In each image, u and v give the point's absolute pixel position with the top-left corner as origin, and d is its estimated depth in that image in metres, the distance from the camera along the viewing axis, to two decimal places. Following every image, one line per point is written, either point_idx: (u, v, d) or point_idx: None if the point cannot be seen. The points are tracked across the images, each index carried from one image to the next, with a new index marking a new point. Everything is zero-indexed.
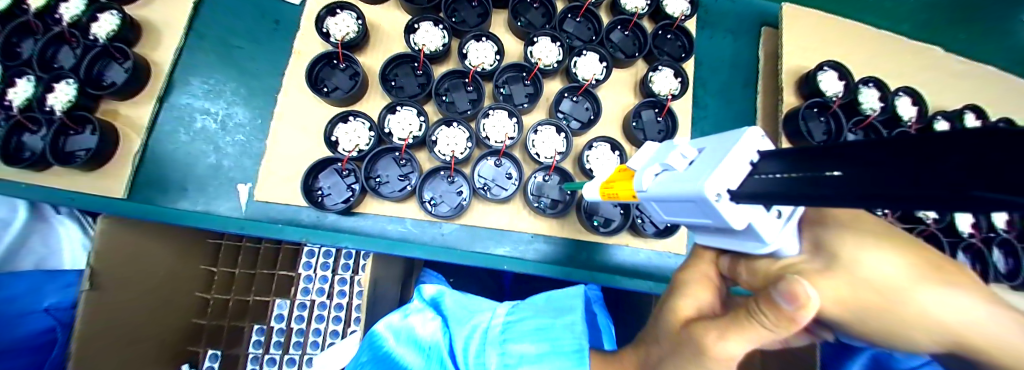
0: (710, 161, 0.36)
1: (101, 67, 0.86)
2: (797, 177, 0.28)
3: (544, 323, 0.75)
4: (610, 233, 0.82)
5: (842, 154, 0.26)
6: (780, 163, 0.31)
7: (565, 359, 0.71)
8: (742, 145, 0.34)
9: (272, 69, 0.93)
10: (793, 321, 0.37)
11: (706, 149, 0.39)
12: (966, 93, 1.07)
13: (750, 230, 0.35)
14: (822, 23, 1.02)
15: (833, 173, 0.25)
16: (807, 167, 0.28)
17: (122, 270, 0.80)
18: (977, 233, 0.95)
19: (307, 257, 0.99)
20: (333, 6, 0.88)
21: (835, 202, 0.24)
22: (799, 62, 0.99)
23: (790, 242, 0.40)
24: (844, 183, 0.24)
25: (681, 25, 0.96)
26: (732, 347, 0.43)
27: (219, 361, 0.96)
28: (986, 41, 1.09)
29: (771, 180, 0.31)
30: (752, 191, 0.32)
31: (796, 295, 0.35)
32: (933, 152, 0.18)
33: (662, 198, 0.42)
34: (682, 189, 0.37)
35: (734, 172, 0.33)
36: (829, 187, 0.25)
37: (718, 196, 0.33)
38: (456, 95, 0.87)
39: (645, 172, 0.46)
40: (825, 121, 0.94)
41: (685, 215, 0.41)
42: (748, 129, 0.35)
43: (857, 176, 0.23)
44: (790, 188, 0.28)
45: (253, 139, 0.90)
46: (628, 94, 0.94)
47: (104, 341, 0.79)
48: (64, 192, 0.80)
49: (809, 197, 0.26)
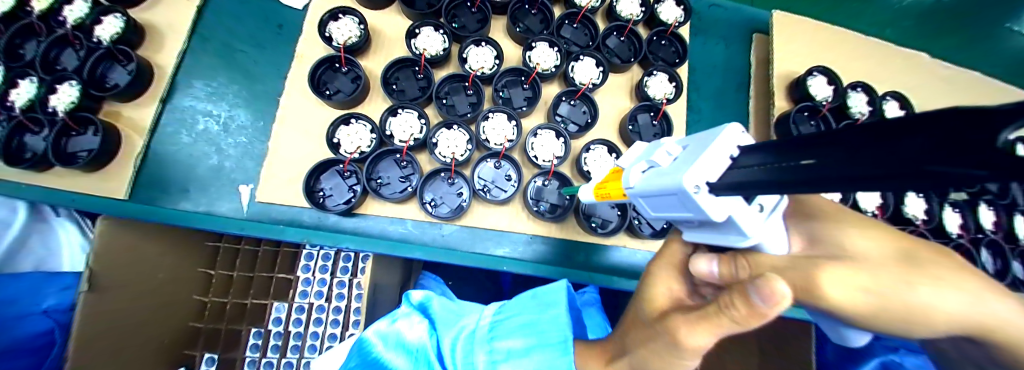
0: (691, 156, 0.38)
1: (105, 70, 0.87)
2: (777, 167, 0.29)
3: (531, 318, 0.73)
4: (608, 234, 0.85)
5: (817, 142, 0.27)
6: (757, 156, 0.33)
7: (551, 351, 0.70)
8: (722, 140, 0.36)
9: (274, 72, 0.94)
10: (763, 317, 0.36)
11: (690, 146, 0.41)
12: (954, 97, 1.10)
13: (731, 222, 0.36)
14: (812, 30, 1.05)
15: (806, 161, 0.27)
16: (781, 157, 0.30)
17: (120, 271, 0.80)
18: (965, 234, 0.99)
19: (306, 259, 0.98)
20: (335, 11, 0.89)
21: (814, 188, 0.26)
22: (789, 67, 1.02)
23: (773, 237, 0.42)
24: (821, 168, 0.25)
25: (675, 31, 0.99)
26: (697, 337, 0.44)
27: (216, 364, 0.95)
28: (972, 48, 1.22)
29: (748, 171, 0.32)
30: (730, 183, 0.33)
31: (771, 293, 0.33)
32: (902, 135, 0.20)
33: (648, 193, 0.43)
34: (664, 183, 0.39)
35: (712, 164, 0.35)
36: (806, 173, 0.26)
37: (697, 188, 0.35)
38: (456, 98, 0.89)
39: (632, 169, 0.47)
40: (816, 125, 0.97)
41: (670, 210, 0.43)
42: (726, 125, 0.37)
43: (829, 162, 0.25)
44: (770, 176, 0.29)
45: (256, 141, 0.90)
46: (624, 98, 0.97)
47: (99, 343, 0.78)
48: (65, 192, 0.81)
49: (788, 184, 0.28)
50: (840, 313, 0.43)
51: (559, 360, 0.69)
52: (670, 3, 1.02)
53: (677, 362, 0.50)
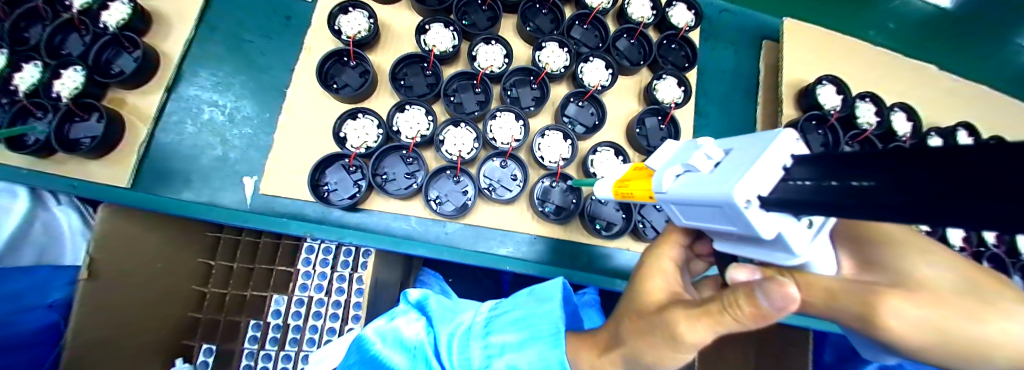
0: (740, 166, 0.35)
1: (111, 56, 0.87)
2: (832, 185, 0.27)
3: (522, 313, 0.72)
4: (611, 236, 0.86)
5: (888, 164, 0.24)
6: (813, 170, 0.30)
7: (542, 344, 0.69)
8: (777, 147, 0.33)
9: (283, 65, 0.94)
10: (765, 318, 0.38)
11: (736, 151, 0.39)
12: (959, 111, 1.11)
13: (780, 239, 0.36)
14: (824, 39, 1.05)
15: (863, 182, 0.25)
16: (840, 176, 0.27)
17: (121, 259, 0.79)
18: (967, 247, 0.99)
19: (307, 253, 0.96)
20: (345, 5, 0.89)
21: (868, 212, 0.24)
22: (798, 75, 1.02)
23: (820, 253, 0.40)
24: (885, 192, 0.23)
25: (685, 36, 0.99)
26: (696, 333, 0.44)
27: (214, 356, 0.95)
28: (968, 54, 1.19)
29: (803, 187, 0.30)
30: (781, 199, 0.31)
31: (785, 297, 0.36)
32: (988, 164, 0.18)
33: (683, 200, 0.43)
34: (710, 192, 0.36)
35: (766, 176, 0.33)
36: (863, 195, 0.24)
37: (747, 203, 0.33)
38: (465, 96, 0.89)
39: (664, 173, 0.47)
40: (823, 134, 0.97)
41: (708, 220, 0.41)
42: (782, 131, 0.34)
43: (894, 185, 0.23)
44: (822, 194, 0.27)
45: (261, 133, 0.90)
46: (633, 100, 0.96)
47: (97, 331, 0.77)
48: (63, 178, 0.80)
49: (839, 205, 0.26)
50: (847, 318, 0.43)
51: (550, 352, 0.68)
52: (681, 7, 1.02)
53: (670, 358, 0.50)
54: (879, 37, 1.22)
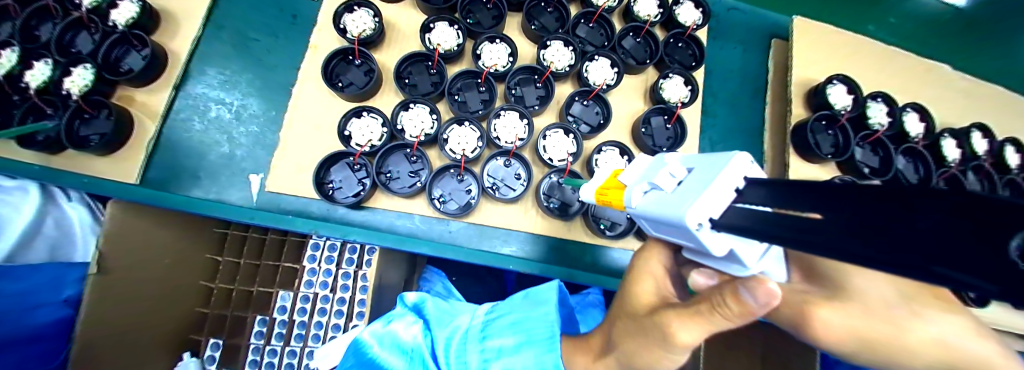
0: (695, 187, 0.36)
1: (120, 54, 0.88)
2: (784, 213, 0.29)
3: (519, 316, 0.72)
4: (616, 237, 0.85)
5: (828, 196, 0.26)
6: (764, 194, 0.31)
7: (537, 348, 0.69)
8: (729, 171, 0.34)
9: (289, 63, 0.95)
10: (752, 315, 0.38)
11: (695, 169, 0.39)
12: (975, 112, 1.09)
13: (732, 255, 0.36)
14: (835, 37, 1.03)
15: (810, 214, 0.27)
16: (789, 202, 0.29)
17: (132, 256, 0.80)
18: None
19: (312, 249, 0.97)
20: (350, 3, 0.89)
21: (814, 245, 0.25)
22: (808, 74, 1.00)
23: (773, 264, 0.40)
24: (826, 226, 0.25)
25: (693, 34, 0.97)
26: (688, 333, 0.44)
27: (219, 351, 0.98)
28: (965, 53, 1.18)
29: (752, 212, 0.31)
30: (729, 225, 0.32)
31: (767, 294, 0.35)
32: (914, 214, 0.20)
33: (647, 216, 0.42)
34: (666, 212, 0.37)
35: (717, 200, 0.34)
36: (808, 227, 0.26)
37: (699, 226, 0.34)
38: (468, 95, 0.89)
39: (634, 189, 0.45)
40: (832, 134, 0.96)
41: (669, 234, 0.42)
42: (736, 154, 0.35)
43: (835, 218, 0.24)
44: (773, 222, 0.29)
45: (267, 131, 0.91)
46: (638, 100, 0.95)
47: (109, 326, 0.79)
48: (74, 176, 0.81)
49: (786, 234, 0.27)
50: None
51: (546, 356, 0.69)
52: (688, 5, 1.01)
53: (669, 358, 0.49)
54: (883, 34, 1.19)
